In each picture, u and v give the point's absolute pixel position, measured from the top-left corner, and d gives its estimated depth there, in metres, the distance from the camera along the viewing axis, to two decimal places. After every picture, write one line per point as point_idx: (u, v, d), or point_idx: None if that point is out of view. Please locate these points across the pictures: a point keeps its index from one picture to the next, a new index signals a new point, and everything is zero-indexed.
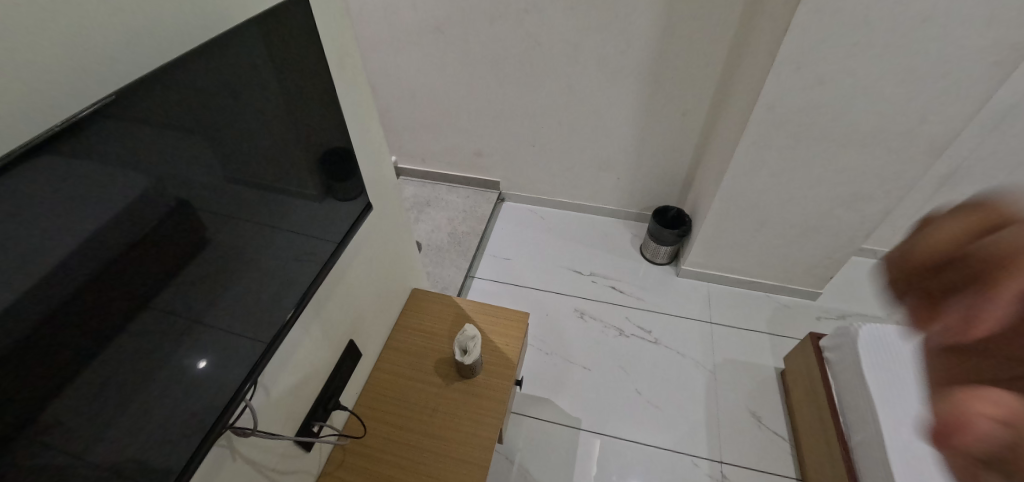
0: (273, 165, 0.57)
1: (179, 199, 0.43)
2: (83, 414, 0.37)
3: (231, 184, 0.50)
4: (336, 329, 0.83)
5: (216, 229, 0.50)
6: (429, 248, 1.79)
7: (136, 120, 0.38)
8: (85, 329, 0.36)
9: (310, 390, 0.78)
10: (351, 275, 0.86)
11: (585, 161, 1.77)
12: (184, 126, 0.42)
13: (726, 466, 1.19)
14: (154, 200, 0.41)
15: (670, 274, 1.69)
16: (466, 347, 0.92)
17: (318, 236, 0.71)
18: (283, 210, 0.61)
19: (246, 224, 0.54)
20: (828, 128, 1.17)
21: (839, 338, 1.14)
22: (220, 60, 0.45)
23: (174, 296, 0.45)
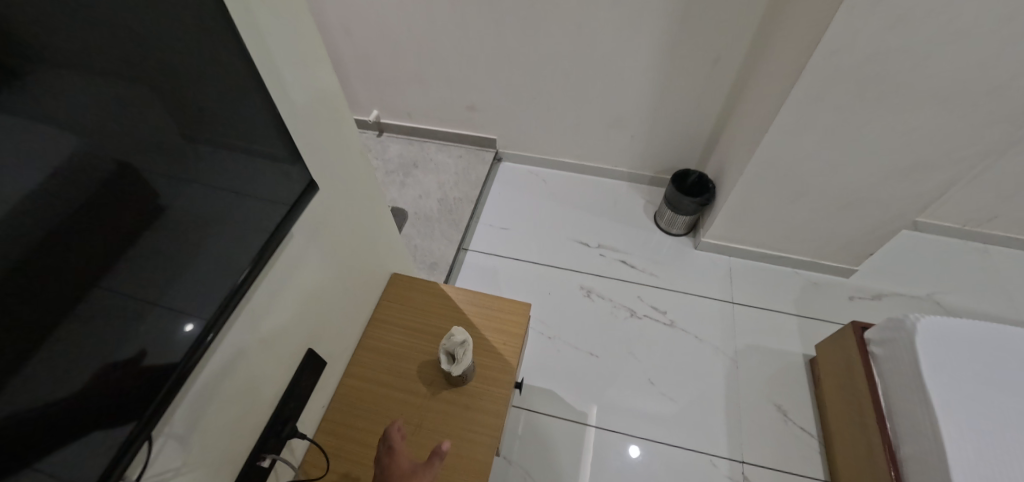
0: (223, 123, 0.45)
1: (120, 161, 0.35)
2: (35, 414, 0.31)
3: (182, 140, 0.41)
4: (286, 341, 0.65)
5: (173, 194, 0.41)
6: (416, 216, 1.59)
7: (51, 68, 0.29)
8: (21, 320, 0.30)
9: (258, 420, 0.61)
10: (305, 270, 0.67)
11: (593, 117, 1.53)
12: (105, 70, 0.33)
13: (747, 467, 1.07)
14: (90, 162, 0.32)
15: (687, 246, 1.51)
16: (453, 353, 0.76)
17: (282, 191, 0.56)
18: (253, 171, 0.51)
19: (209, 189, 0.45)
20: (901, 82, 0.93)
21: (889, 332, 0.99)
22: None
23: (134, 276, 0.38)
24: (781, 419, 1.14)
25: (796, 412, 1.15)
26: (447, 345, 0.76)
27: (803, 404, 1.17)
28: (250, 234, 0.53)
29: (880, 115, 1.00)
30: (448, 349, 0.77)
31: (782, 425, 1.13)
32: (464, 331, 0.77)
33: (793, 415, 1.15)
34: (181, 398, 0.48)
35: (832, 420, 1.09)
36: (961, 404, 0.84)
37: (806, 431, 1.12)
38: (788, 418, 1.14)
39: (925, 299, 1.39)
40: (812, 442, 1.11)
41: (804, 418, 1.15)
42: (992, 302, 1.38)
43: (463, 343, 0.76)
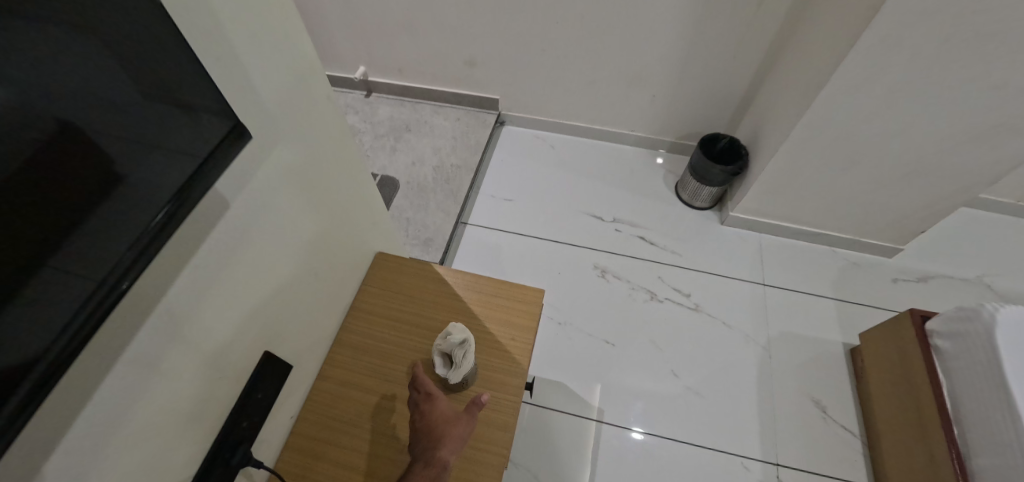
0: (184, 77, 0.34)
1: (58, 121, 0.26)
2: None
3: (123, 85, 0.30)
4: (232, 346, 0.49)
5: (138, 167, 0.32)
6: (409, 186, 1.42)
7: None
8: None
9: (195, 448, 0.47)
10: (256, 253, 0.51)
11: (610, 73, 1.33)
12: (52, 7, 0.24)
13: (783, 469, 0.96)
14: (17, 122, 0.24)
15: (712, 221, 1.36)
16: (451, 356, 0.61)
17: (198, 119, 0.36)
18: (154, 107, 0.32)
19: (104, 134, 0.29)
20: (1007, 20, 0.74)
21: (959, 324, 0.84)
22: None
23: (78, 265, 0.29)
24: (820, 416, 1.02)
25: (836, 409, 1.03)
26: (442, 347, 0.62)
27: (843, 399, 1.04)
28: (154, 201, 0.34)
29: (970, 64, 0.81)
30: (444, 351, 0.63)
31: (820, 423, 1.01)
32: (465, 330, 0.62)
33: (833, 411, 1.03)
34: (58, 445, 0.33)
35: (879, 420, 0.97)
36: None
37: (847, 430, 1.01)
38: (828, 415, 1.02)
39: (976, 281, 1.24)
40: (854, 443, 0.99)
41: (845, 415, 1.02)
42: None
43: (462, 345, 0.62)
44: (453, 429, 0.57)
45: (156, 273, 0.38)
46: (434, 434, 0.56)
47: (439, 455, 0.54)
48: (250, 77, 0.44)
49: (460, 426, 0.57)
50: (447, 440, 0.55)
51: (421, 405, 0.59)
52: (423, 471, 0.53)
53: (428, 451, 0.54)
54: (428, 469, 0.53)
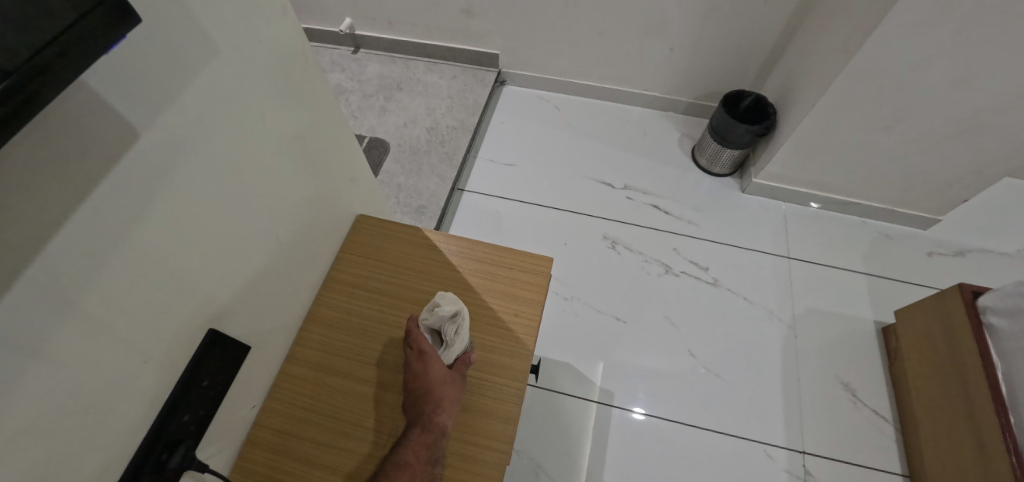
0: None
1: None
2: None
3: None
4: (161, 326, 0.39)
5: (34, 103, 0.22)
6: (400, 149, 1.29)
7: None
8: None
9: (109, 456, 0.36)
10: (190, 207, 0.39)
11: (624, 21, 1.19)
12: None
13: (809, 458, 0.88)
14: None
15: (732, 189, 1.24)
16: (443, 332, 0.54)
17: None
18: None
19: None
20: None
21: (1019, 300, 0.74)
22: None
23: None
24: (850, 400, 0.94)
25: (866, 392, 0.95)
26: (432, 322, 0.54)
27: (875, 382, 0.96)
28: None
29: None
30: (433, 327, 0.55)
31: (850, 408, 0.93)
32: (455, 301, 0.55)
33: (863, 395, 0.94)
34: None
35: (917, 405, 0.88)
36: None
37: (879, 415, 0.93)
38: (858, 399, 0.94)
39: (1021, 255, 1.13)
40: (886, 429, 0.92)
41: (876, 399, 0.94)
42: None
43: (454, 319, 0.54)
44: (450, 391, 0.52)
45: (13, 227, 0.26)
46: (432, 398, 0.51)
47: (439, 420, 0.50)
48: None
49: (456, 387, 0.53)
50: (447, 404, 0.51)
51: (413, 364, 0.53)
52: (421, 437, 0.49)
53: (426, 416, 0.50)
54: (427, 435, 0.49)
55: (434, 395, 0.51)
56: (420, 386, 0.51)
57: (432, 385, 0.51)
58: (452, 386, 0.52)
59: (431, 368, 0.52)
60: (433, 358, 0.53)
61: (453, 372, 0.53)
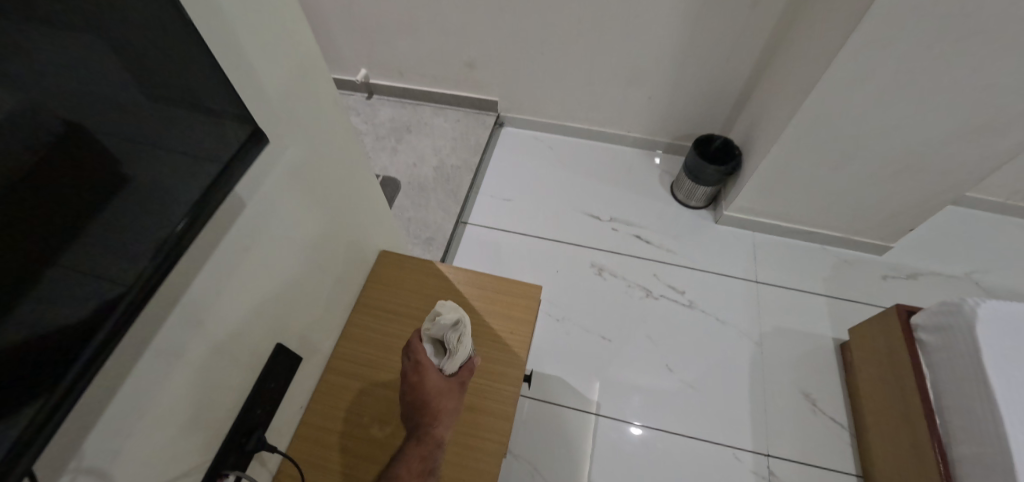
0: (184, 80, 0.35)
1: (68, 122, 0.27)
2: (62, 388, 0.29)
3: (123, 81, 0.30)
4: (247, 339, 0.53)
5: (141, 164, 0.33)
6: (410, 186, 1.45)
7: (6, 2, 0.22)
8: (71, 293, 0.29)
9: (209, 436, 0.49)
10: (269, 251, 0.54)
11: (606, 74, 1.36)
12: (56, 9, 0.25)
13: (773, 460, 0.99)
14: (33, 121, 0.25)
15: (706, 220, 1.39)
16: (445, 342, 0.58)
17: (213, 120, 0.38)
18: (103, 67, 0.29)
19: (75, 115, 0.27)
20: (996, 21, 0.75)
21: (942, 319, 0.87)
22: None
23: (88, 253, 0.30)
24: (810, 409, 1.05)
25: (825, 401, 1.07)
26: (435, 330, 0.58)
27: (833, 392, 1.08)
28: (180, 203, 0.37)
29: (960, 64, 0.82)
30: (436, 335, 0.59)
31: (810, 415, 1.05)
32: (456, 307, 0.58)
33: (822, 404, 1.06)
34: (98, 421, 0.36)
35: (867, 412, 1.00)
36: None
37: (836, 422, 1.04)
38: (817, 408, 1.06)
39: (963, 277, 1.27)
40: (843, 435, 1.03)
41: (834, 408, 1.06)
42: None
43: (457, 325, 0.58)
44: (447, 401, 0.59)
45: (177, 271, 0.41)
46: (430, 409, 0.58)
47: (434, 432, 0.58)
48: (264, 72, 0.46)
49: (453, 396, 0.60)
50: (443, 416, 0.59)
51: (410, 377, 0.59)
52: (415, 450, 0.57)
53: (423, 428, 0.58)
54: (421, 447, 0.57)
55: (432, 408, 0.58)
56: (419, 397, 0.58)
57: (429, 397, 0.58)
58: (449, 396, 0.59)
59: (428, 381, 0.58)
60: (430, 370, 0.59)
61: (450, 384, 0.60)
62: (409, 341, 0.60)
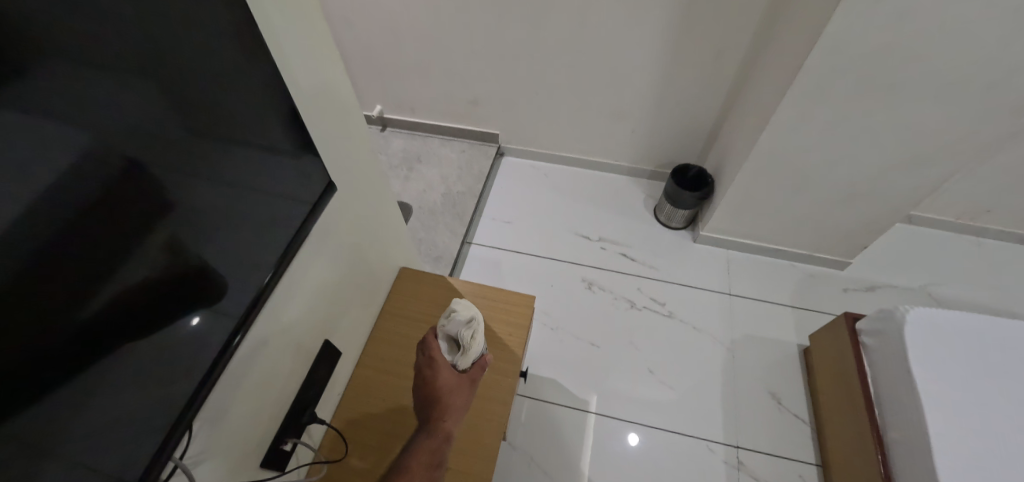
0: (216, 120, 0.43)
1: (127, 159, 0.34)
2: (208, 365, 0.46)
3: (168, 118, 0.37)
4: (305, 334, 0.69)
5: (183, 191, 0.40)
6: (420, 210, 1.61)
7: (74, 59, 0.29)
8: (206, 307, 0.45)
9: (278, 408, 0.65)
10: (322, 267, 0.71)
11: (595, 111, 1.53)
12: (112, 65, 0.31)
13: (742, 451, 1.13)
14: (101, 158, 0.32)
15: (686, 239, 1.55)
16: (457, 338, 0.65)
17: (291, 196, 0.57)
18: (155, 112, 0.36)
19: (133, 153, 0.34)
20: (904, 77, 0.92)
21: (879, 323, 1.02)
22: (201, 43, 0.39)
23: (143, 269, 0.37)
24: (776, 406, 1.19)
25: (790, 400, 1.20)
26: (449, 327, 0.67)
27: (797, 392, 1.22)
28: (280, 234, 0.56)
29: (883, 110, 0.99)
30: (450, 331, 0.67)
31: (775, 412, 1.18)
32: (469, 307, 0.67)
33: (787, 402, 1.20)
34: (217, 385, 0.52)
35: (824, 408, 1.13)
36: (946, 402, 0.86)
37: (799, 418, 1.17)
38: (782, 406, 1.19)
39: (917, 289, 1.41)
40: (805, 429, 1.16)
41: (797, 405, 1.19)
42: (985, 292, 1.40)
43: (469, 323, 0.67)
44: (456, 398, 0.65)
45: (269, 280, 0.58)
46: (440, 403, 0.64)
47: (443, 426, 0.63)
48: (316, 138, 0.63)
49: (462, 393, 0.66)
50: (452, 408, 0.65)
51: (426, 372, 0.66)
52: (426, 441, 0.62)
53: (434, 422, 0.63)
54: (431, 440, 0.62)
55: (442, 402, 0.64)
56: (432, 391, 0.65)
57: (440, 391, 0.65)
58: (458, 393, 0.65)
59: (441, 375, 0.66)
60: (443, 366, 0.66)
61: (461, 380, 0.67)
62: (426, 340, 0.68)
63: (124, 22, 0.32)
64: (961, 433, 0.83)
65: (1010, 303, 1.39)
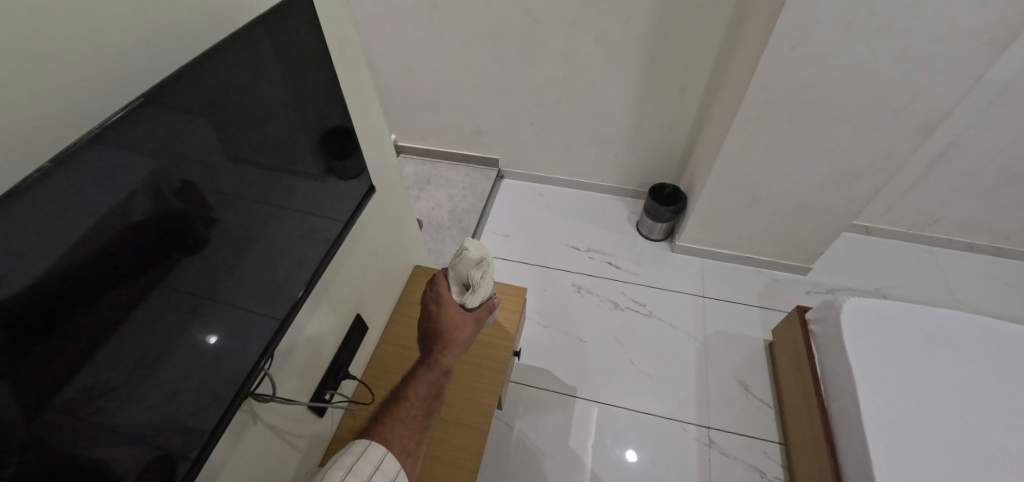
0: (271, 145, 0.58)
1: (186, 180, 0.45)
2: (250, 355, 0.61)
3: (222, 154, 0.50)
4: (342, 306, 0.88)
5: (226, 209, 0.52)
6: (429, 225, 1.82)
7: (164, 106, 0.41)
8: (254, 309, 0.61)
9: (320, 362, 0.84)
10: (357, 255, 0.91)
11: (583, 138, 1.76)
12: (184, 110, 0.44)
13: (713, 431, 1.28)
14: (166, 179, 0.43)
15: (665, 250, 1.73)
16: (469, 278, 0.81)
17: (327, 217, 0.75)
18: (212, 147, 0.48)
19: (193, 178, 0.46)
20: (826, 106, 1.12)
21: (823, 311, 1.19)
22: (291, 93, 0.61)
23: (189, 273, 0.48)
24: (742, 392, 1.35)
25: (756, 387, 1.36)
26: (461, 268, 0.82)
27: (762, 380, 1.37)
28: (329, 233, 0.76)
29: (813, 133, 1.19)
30: (461, 273, 0.83)
31: (743, 398, 1.34)
32: (480, 248, 0.81)
33: (753, 389, 1.36)
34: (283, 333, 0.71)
35: (784, 392, 1.29)
36: (876, 375, 1.01)
37: (764, 402, 1.33)
38: (749, 392, 1.35)
39: (873, 292, 1.57)
40: (768, 411, 1.31)
41: (763, 392, 1.35)
42: (934, 294, 1.56)
43: (478, 263, 0.82)
44: (459, 333, 0.83)
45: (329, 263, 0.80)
46: (443, 338, 0.82)
47: (443, 361, 0.81)
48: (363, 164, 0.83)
49: (466, 329, 0.83)
50: (453, 345, 0.82)
51: (436, 308, 0.84)
52: (426, 374, 0.79)
53: (434, 358, 0.81)
54: (430, 372, 0.80)
55: (447, 337, 0.82)
56: (438, 329, 0.83)
57: (444, 330, 0.83)
58: (462, 328, 0.83)
59: (448, 312, 0.83)
60: (451, 303, 0.84)
61: (465, 318, 0.84)
62: (439, 279, 0.86)
63: (253, 81, 0.53)
64: (887, 400, 0.97)
65: (957, 303, 1.53)
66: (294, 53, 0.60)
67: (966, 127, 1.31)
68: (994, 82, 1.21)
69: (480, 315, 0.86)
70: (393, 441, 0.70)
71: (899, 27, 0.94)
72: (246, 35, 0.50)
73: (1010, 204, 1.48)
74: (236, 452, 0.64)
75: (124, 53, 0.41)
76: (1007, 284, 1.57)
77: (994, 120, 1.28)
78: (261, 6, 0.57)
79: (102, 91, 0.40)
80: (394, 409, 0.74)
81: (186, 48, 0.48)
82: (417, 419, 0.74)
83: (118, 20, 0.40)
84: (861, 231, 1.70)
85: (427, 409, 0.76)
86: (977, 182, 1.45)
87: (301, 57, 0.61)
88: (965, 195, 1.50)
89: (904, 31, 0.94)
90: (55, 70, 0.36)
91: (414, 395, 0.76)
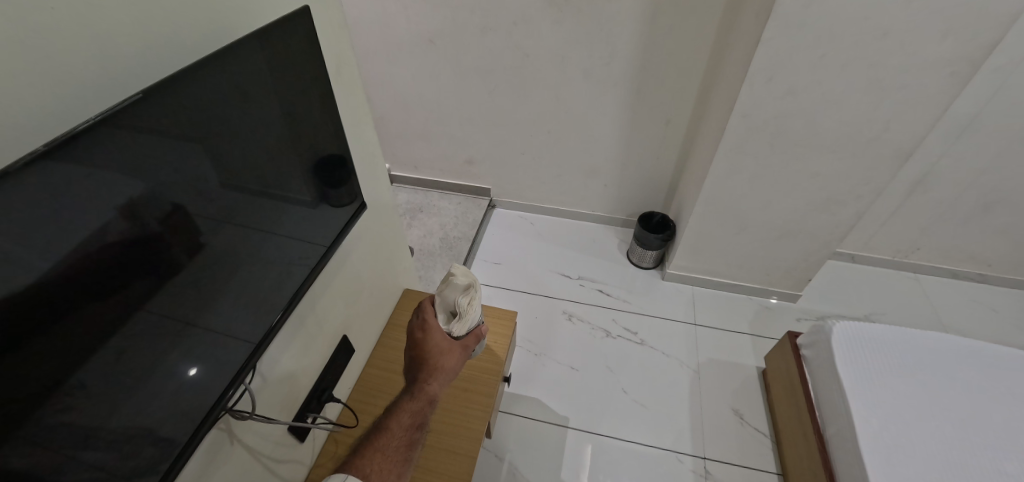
0: (263, 164, 0.59)
1: (174, 204, 0.46)
2: (225, 377, 0.58)
3: (209, 180, 0.50)
4: (328, 325, 0.86)
5: (212, 234, 0.52)
6: (420, 253, 1.82)
7: (151, 129, 0.42)
8: (232, 333, 0.59)
9: (303, 383, 0.82)
10: (347, 273, 0.90)
11: (573, 168, 1.80)
12: (170, 132, 0.44)
13: (709, 462, 1.24)
14: (153, 201, 0.43)
15: (656, 278, 1.74)
16: (456, 307, 0.78)
17: (314, 240, 0.74)
18: (200, 170, 0.48)
19: (180, 202, 0.46)
20: (804, 135, 1.17)
21: (814, 336, 1.19)
22: (286, 108, 0.62)
23: (171, 300, 0.48)
24: (738, 421, 1.32)
25: (751, 415, 1.34)
26: (447, 294, 0.79)
27: (757, 408, 1.35)
28: (317, 252, 0.75)
29: (794, 161, 1.23)
30: (449, 300, 0.80)
31: (739, 427, 1.31)
32: (467, 273, 0.78)
33: (748, 417, 1.33)
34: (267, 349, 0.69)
35: (779, 420, 1.27)
36: (871, 402, 1.00)
37: (759, 431, 1.30)
38: (744, 421, 1.32)
39: (863, 318, 1.58)
40: (764, 441, 1.28)
41: (757, 421, 1.32)
42: (925, 321, 1.57)
43: (465, 290, 0.79)
44: (446, 360, 0.79)
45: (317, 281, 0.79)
46: (429, 367, 0.78)
47: (428, 390, 0.77)
48: (354, 189, 0.84)
49: (453, 354, 0.80)
50: (438, 373, 0.78)
51: (420, 336, 0.81)
52: (409, 403, 0.76)
53: (417, 387, 0.77)
54: (413, 402, 0.76)
55: (432, 367, 0.78)
56: (423, 355, 0.79)
57: (429, 357, 0.79)
58: (449, 354, 0.80)
59: (433, 339, 0.80)
60: (436, 330, 0.80)
61: (451, 345, 0.80)
62: (425, 307, 0.83)
63: (248, 92, 0.54)
64: (884, 426, 0.95)
65: (946, 330, 1.54)
66: (292, 70, 0.62)
67: (938, 156, 1.38)
68: (960, 113, 1.28)
69: (468, 342, 0.82)
70: (371, 474, 0.67)
71: (867, 60, 1.00)
72: (242, 49, 0.52)
73: (988, 230, 1.53)
74: (212, 473, 0.61)
75: (123, 55, 0.42)
76: (992, 311, 1.59)
77: (962, 150, 1.35)
78: (257, 25, 0.59)
79: (95, 91, 0.41)
80: (374, 442, 0.71)
81: (185, 57, 0.49)
82: (399, 451, 0.71)
83: (122, 21, 0.42)
84: (846, 259, 1.73)
85: (410, 440, 0.73)
86: (954, 209, 1.50)
87: (298, 76, 0.64)
88: (945, 222, 1.54)
89: (871, 64, 1.01)
90: (45, 73, 0.36)
91: (395, 426, 0.73)
